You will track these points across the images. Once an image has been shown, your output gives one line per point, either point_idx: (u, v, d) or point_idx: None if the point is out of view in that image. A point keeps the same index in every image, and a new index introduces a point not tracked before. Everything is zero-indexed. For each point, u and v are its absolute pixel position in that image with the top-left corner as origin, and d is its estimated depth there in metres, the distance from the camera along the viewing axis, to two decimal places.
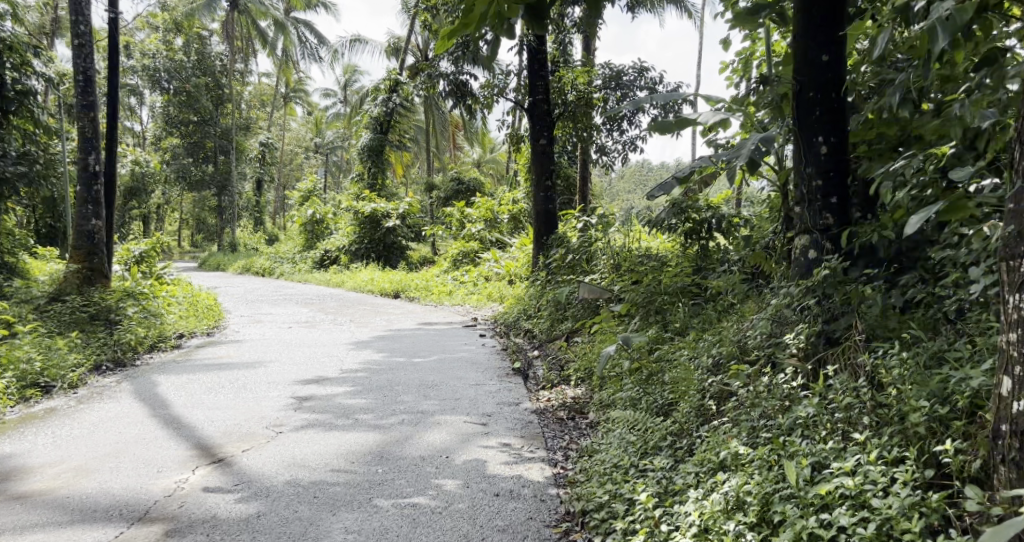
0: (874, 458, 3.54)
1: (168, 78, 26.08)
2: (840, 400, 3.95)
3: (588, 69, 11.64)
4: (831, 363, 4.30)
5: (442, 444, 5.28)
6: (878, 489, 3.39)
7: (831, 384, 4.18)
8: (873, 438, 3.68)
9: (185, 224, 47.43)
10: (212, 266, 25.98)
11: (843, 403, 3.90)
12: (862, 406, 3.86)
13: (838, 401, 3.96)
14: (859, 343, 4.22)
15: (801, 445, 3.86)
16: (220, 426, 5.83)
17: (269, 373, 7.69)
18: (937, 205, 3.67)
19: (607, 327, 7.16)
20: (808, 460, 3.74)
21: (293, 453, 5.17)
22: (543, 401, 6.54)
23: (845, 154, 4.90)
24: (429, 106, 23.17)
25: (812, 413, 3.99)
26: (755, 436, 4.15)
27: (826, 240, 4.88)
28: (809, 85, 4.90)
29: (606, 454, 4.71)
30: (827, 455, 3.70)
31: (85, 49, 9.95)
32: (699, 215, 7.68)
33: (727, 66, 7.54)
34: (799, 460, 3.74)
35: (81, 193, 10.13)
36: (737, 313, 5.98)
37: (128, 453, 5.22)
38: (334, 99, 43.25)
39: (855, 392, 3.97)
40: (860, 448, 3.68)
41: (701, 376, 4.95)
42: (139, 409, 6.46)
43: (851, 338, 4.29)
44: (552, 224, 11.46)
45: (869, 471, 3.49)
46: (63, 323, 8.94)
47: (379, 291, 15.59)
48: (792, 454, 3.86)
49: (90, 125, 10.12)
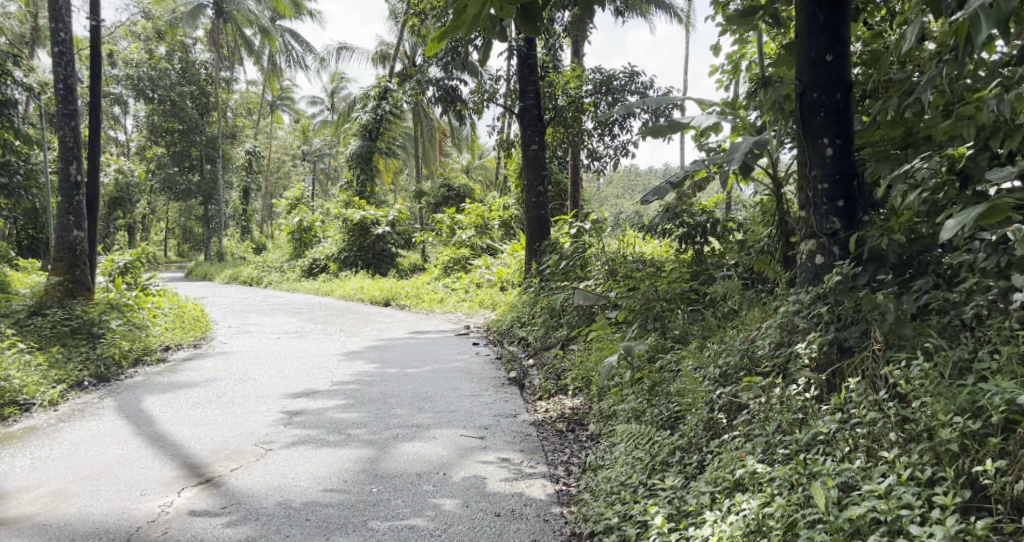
0: (906, 478, 3.44)
1: (153, 87, 25.83)
2: (862, 415, 3.85)
3: (579, 73, 11.53)
4: (847, 374, 4.20)
5: (439, 460, 5.11)
6: (915, 515, 3.28)
7: (849, 397, 4.05)
8: (901, 456, 3.57)
9: (172, 234, 47.13)
10: (199, 276, 25.69)
11: (866, 418, 3.80)
12: (886, 421, 3.76)
13: (860, 416, 3.85)
14: (876, 354, 4.11)
15: (822, 463, 3.73)
16: (207, 444, 5.63)
17: (257, 387, 7.50)
18: (978, 209, 3.56)
19: (604, 336, 7.00)
20: (832, 478, 3.61)
21: (285, 472, 4.98)
22: (541, 413, 6.37)
23: (851, 155, 4.77)
24: (418, 112, 23.05)
25: (833, 429, 3.86)
26: (771, 453, 4.02)
27: (834, 245, 4.75)
28: (813, 85, 4.77)
29: (612, 471, 4.54)
30: (854, 475, 3.58)
31: (65, 57, 9.76)
32: (693, 218, 7.51)
33: (717, 70, 7.46)
34: (822, 479, 3.60)
35: (62, 205, 9.92)
36: (740, 320, 5.84)
37: (110, 475, 5.01)
38: (322, 107, 43.11)
39: (878, 406, 3.86)
40: (889, 466, 3.58)
41: (707, 387, 4.80)
42: (122, 427, 6.26)
43: (867, 349, 4.17)
44: (545, 229, 11.30)
45: (903, 494, 3.37)
46: (44, 337, 8.73)
47: (369, 300, 15.39)
48: (813, 473, 3.72)
49: (72, 134, 9.91)
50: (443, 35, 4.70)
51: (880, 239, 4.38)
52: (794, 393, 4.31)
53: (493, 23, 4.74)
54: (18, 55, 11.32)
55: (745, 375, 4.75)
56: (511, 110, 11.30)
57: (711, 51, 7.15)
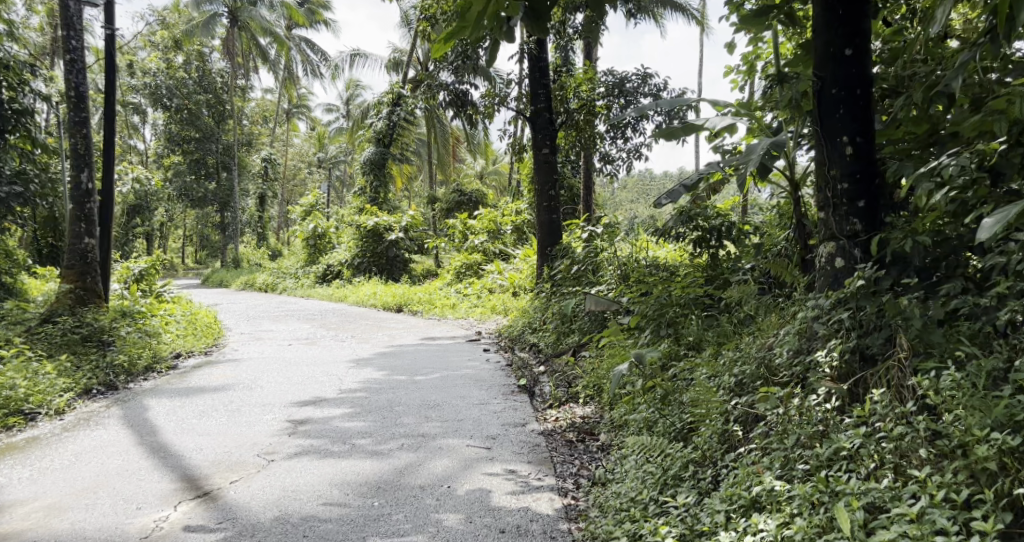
0: (941, 501, 3.24)
1: (170, 95, 25.87)
2: (890, 429, 3.65)
3: (590, 76, 11.31)
4: (871, 385, 4.00)
5: (444, 472, 4.93)
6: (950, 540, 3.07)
7: (874, 409, 3.85)
8: (933, 475, 3.38)
9: (189, 241, 47.33)
10: (215, 283, 25.69)
11: (893, 433, 3.60)
12: (915, 436, 3.56)
13: (887, 431, 3.65)
14: (902, 363, 3.90)
15: (846, 481, 3.53)
16: (209, 455, 5.47)
17: (263, 395, 7.35)
18: (1017, 206, 3.36)
19: (616, 342, 6.80)
20: (857, 498, 3.42)
21: (285, 484, 4.82)
22: (551, 421, 6.19)
23: (871, 153, 4.57)
24: (431, 118, 22.95)
25: (857, 444, 3.66)
26: (789, 469, 3.82)
27: (855, 248, 4.54)
28: (831, 82, 4.57)
29: (622, 486, 4.35)
30: (882, 495, 3.37)
31: (76, 65, 9.68)
32: (708, 221, 7.32)
33: (731, 71, 7.29)
34: (846, 500, 3.40)
35: (73, 212, 9.83)
36: (755, 327, 5.64)
37: (107, 487, 4.87)
38: (336, 115, 43.16)
39: (906, 420, 3.66)
40: (920, 486, 3.38)
41: (721, 397, 4.59)
42: (125, 436, 6.12)
43: (893, 358, 3.97)
44: (557, 233, 11.13)
45: (935, 517, 3.18)
46: (54, 345, 8.63)
47: (382, 306, 15.24)
48: (837, 492, 3.52)
49: (83, 141, 9.83)
50: (448, 37, 4.61)
51: (904, 241, 4.18)
52: (814, 404, 4.11)
53: (502, 23, 4.58)
54: (34, 63, 11.27)
55: (762, 385, 4.54)
56: (522, 113, 11.14)
57: (725, 51, 6.98)
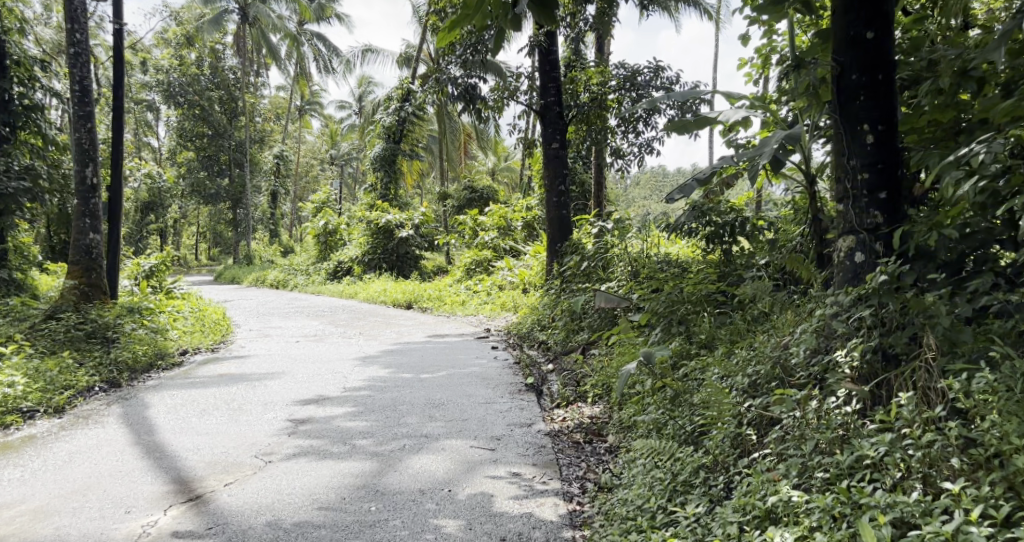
0: (978, 517, 3.02)
1: (183, 92, 25.76)
2: (917, 436, 3.44)
3: (602, 69, 11.02)
4: (895, 387, 3.78)
5: (446, 475, 4.75)
6: None
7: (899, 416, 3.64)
8: (969, 489, 3.17)
9: (203, 238, 47.41)
10: (227, 279, 25.64)
11: (922, 440, 3.39)
12: (946, 444, 3.35)
13: (915, 437, 3.43)
14: (929, 365, 3.70)
15: (870, 492, 3.32)
16: (205, 455, 5.31)
17: (266, 393, 7.17)
18: None
19: (626, 340, 6.59)
20: (884, 513, 3.21)
21: (280, 487, 4.66)
22: (558, 421, 6.00)
23: (894, 142, 4.34)
24: (442, 114, 22.75)
25: (883, 453, 3.45)
26: (807, 478, 3.61)
27: (876, 242, 4.32)
28: (853, 66, 4.34)
29: (629, 492, 4.16)
30: (911, 510, 3.16)
31: (80, 58, 9.51)
32: (721, 217, 7.09)
33: (746, 63, 7.09)
34: (872, 514, 3.19)
35: (77, 207, 9.66)
36: (770, 325, 5.43)
37: (98, 490, 4.71)
38: (349, 111, 43.05)
39: (936, 427, 3.45)
40: (954, 500, 3.17)
41: (734, 399, 4.38)
42: (122, 435, 5.96)
43: (918, 359, 3.76)
44: (567, 229, 10.87)
45: (972, 534, 2.97)
46: (56, 341, 8.48)
47: (391, 302, 15.08)
48: (860, 504, 3.31)
49: (88, 136, 9.66)
50: (454, 25, 4.42)
51: (929, 234, 3.95)
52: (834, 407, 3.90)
53: (507, 10, 4.36)
54: (43, 59, 11.10)
55: (779, 386, 4.33)
56: (531, 107, 10.92)
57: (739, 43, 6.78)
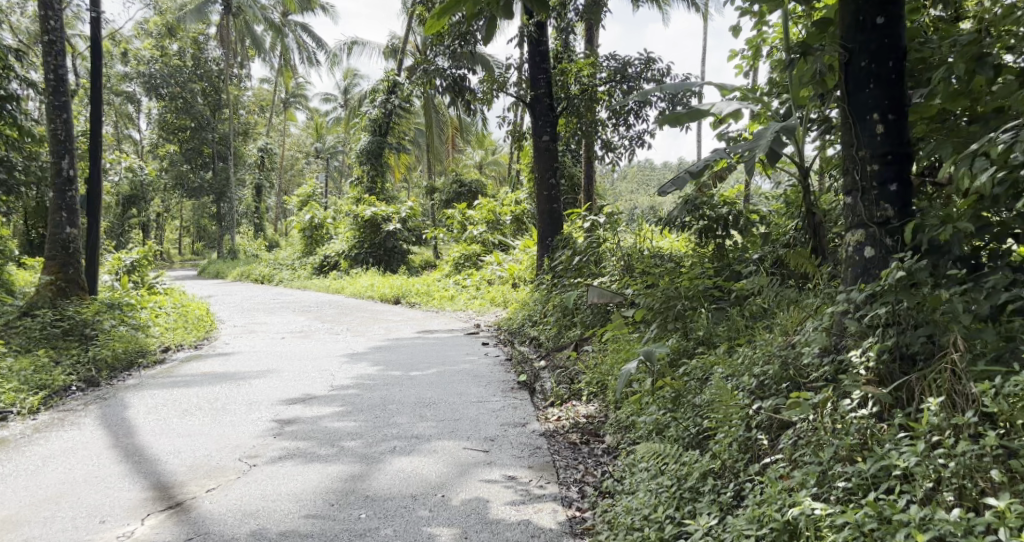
0: None
1: (165, 83, 25.36)
2: (950, 446, 3.29)
3: (592, 60, 10.82)
4: (922, 392, 3.65)
5: (438, 479, 4.57)
6: None
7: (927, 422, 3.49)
8: (1012, 504, 3.01)
9: (186, 232, 46.90)
10: (212, 274, 25.30)
11: (957, 450, 3.24)
12: (982, 454, 3.21)
13: (948, 447, 3.28)
14: (956, 368, 3.55)
15: (902, 507, 3.16)
16: (186, 459, 5.10)
17: (250, 392, 6.97)
18: None
19: (621, 336, 6.43)
20: (920, 531, 3.05)
21: (265, 493, 4.46)
22: (553, 421, 5.81)
23: (904, 132, 4.20)
24: (428, 107, 22.50)
25: (914, 463, 3.30)
26: (827, 489, 3.47)
27: (888, 236, 4.18)
28: (862, 53, 4.21)
29: (633, 499, 4.00)
30: (953, 527, 3.00)
31: (55, 46, 9.23)
32: (714, 210, 6.91)
33: (737, 54, 6.94)
34: (908, 531, 3.04)
35: (53, 200, 9.40)
36: (773, 323, 5.26)
37: (72, 497, 4.50)
38: (334, 104, 42.65)
39: (970, 434, 3.30)
40: (997, 518, 3.00)
41: (742, 401, 4.23)
42: (99, 438, 5.73)
43: (944, 361, 3.63)
44: (558, 223, 10.68)
45: None
46: (32, 339, 8.22)
47: (379, 297, 14.85)
48: (891, 518, 3.16)
49: (63, 128, 9.39)
50: (443, 12, 4.21)
51: (943, 228, 3.81)
52: (851, 410, 3.78)
53: None
54: (17, 48, 10.75)
55: (791, 387, 4.22)
56: (521, 99, 10.70)
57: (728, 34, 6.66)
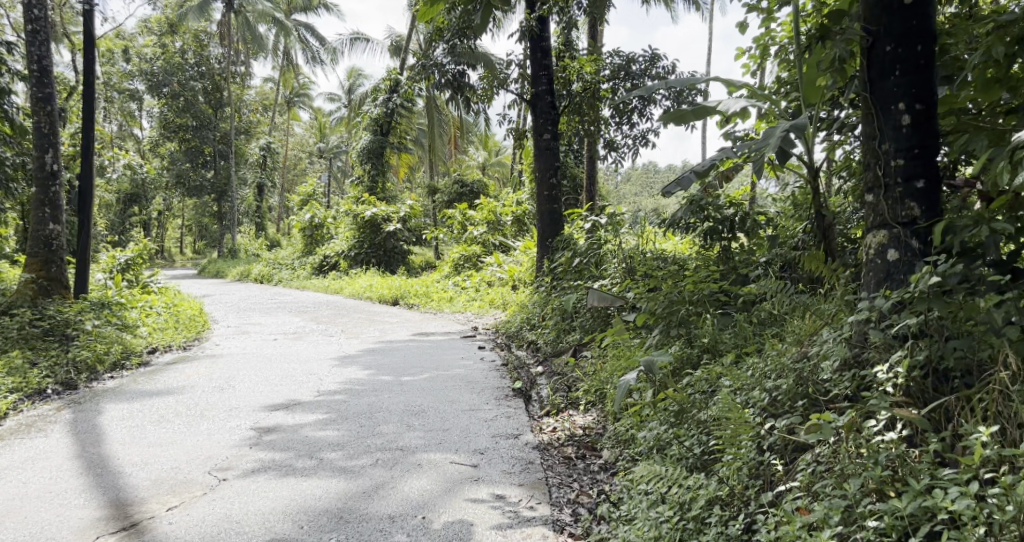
0: None
1: (166, 80, 25.01)
2: (1006, 486, 2.97)
3: (595, 57, 10.41)
4: (968, 414, 3.37)
5: (420, 498, 4.20)
6: None
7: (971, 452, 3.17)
8: None
9: (188, 231, 46.35)
10: (212, 273, 24.88)
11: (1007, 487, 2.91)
12: None
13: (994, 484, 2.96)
14: (1006, 390, 3.28)
15: None
16: (151, 472, 4.73)
17: (232, 397, 6.61)
18: None
19: (621, 342, 6.07)
20: None
21: (230, 512, 4.10)
22: (548, 433, 5.45)
23: (932, 123, 3.93)
24: (431, 106, 22.15)
25: (961, 505, 2.97)
26: (855, 528, 3.15)
27: (914, 239, 3.89)
28: (886, 37, 3.96)
29: (632, 529, 3.66)
30: None
31: (38, 35, 8.86)
32: (720, 212, 6.50)
33: (744, 50, 6.59)
34: None
35: (36, 196, 9.05)
36: (783, 331, 4.91)
37: (20, 515, 4.15)
38: (338, 104, 42.28)
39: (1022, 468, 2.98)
40: None
41: (752, 419, 3.90)
42: (64, 447, 5.37)
43: (991, 382, 3.35)
44: (558, 224, 10.27)
45: None
46: (10, 339, 7.87)
47: (377, 298, 14.48)
48: None
49: (47, 120, 9.03)
50: None
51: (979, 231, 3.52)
52: (877, 432, 3.48)
53: None
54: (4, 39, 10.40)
55: (806, 405, 3.88)
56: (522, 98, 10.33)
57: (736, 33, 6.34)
